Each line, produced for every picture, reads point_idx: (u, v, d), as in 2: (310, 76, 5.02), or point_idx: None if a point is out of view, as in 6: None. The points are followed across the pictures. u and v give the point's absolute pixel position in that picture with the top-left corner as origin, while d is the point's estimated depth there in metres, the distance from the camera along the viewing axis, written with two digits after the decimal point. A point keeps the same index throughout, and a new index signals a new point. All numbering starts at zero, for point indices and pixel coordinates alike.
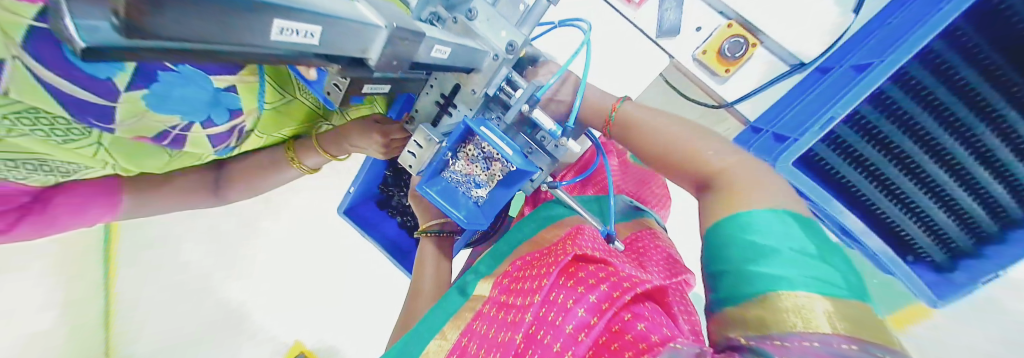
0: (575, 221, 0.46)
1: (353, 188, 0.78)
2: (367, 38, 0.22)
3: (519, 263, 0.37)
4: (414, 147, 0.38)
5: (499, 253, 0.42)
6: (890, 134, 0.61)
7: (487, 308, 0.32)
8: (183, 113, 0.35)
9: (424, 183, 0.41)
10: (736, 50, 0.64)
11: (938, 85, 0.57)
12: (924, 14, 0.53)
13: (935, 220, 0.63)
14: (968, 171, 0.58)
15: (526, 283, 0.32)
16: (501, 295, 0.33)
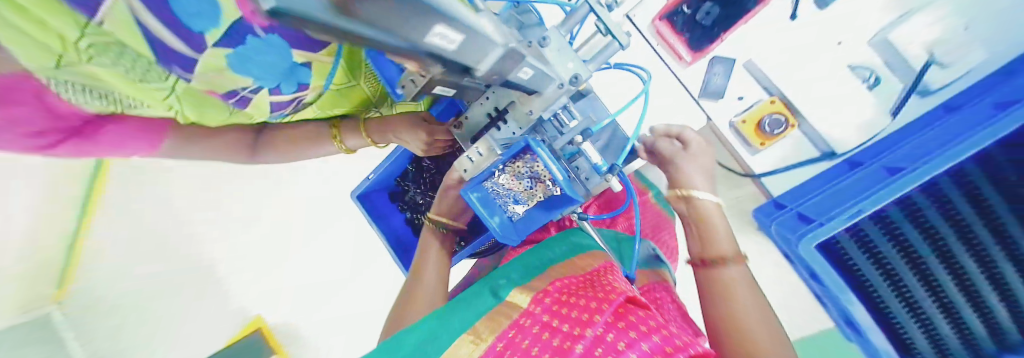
0: (601, 254, 0.50)
1: (372, 174, 0.78)
2: (485, 52, 0.21)
3: (560, 285, 0.41)
4: (473, 154, 0.39)
5: (530, 264, 0.46)
6: (911, 233, 0.49)
7: (528, 323, 0.35)
8: (257, 77, 0.35)
9: (468, 189, 0.39)
10: (776, 126, 0.60)
11: (964, 195, 0.46)
12: (972, 127, 0.46)
13: (937, 328, 0.52)
14: (996, 272, 0.46)
15: (572, 311, 0.35)
16: (543, 317, 0.36)
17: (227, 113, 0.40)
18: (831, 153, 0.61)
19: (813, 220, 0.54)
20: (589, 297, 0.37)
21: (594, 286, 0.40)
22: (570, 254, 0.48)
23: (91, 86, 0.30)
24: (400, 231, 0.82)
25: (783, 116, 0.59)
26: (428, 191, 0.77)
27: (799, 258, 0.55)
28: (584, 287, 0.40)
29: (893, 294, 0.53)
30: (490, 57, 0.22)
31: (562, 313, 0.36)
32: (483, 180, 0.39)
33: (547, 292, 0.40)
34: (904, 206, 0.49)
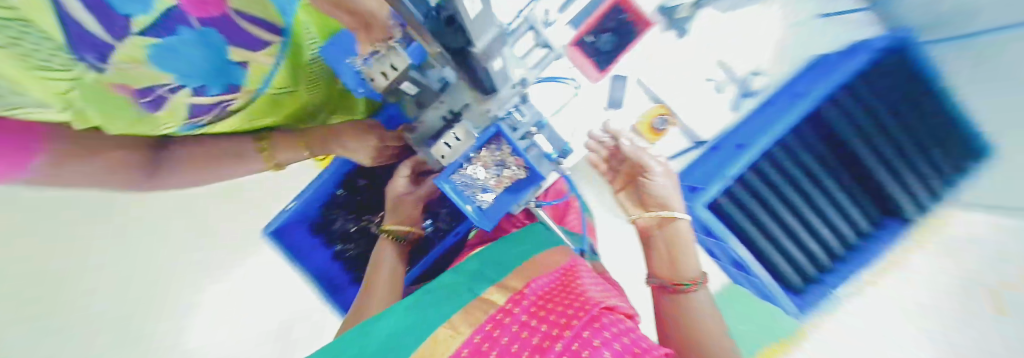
0: (557, 247, 0.60)
1: (289, 202, 0.63)
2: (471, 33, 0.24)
3: (535, 288, 0.47)
4: (450, 139, 0.41)
5: (500, 263, 0.55)
6: (781, 176, 0.62)
7: (506, 320, 0.41)
8: (181, 73, 0.31)
9: (442, 178, 0.42)
10: (663, 124, 0.72)
11: (851, 135, 0.63)
12: (807, 90, 0.65)
13: (791, 249, 0.64)
14: (801, 184, 0.63)
15: (551, 315, 0.41)
16: (520, 317, 0.41)
17: (138, 114, 0.32)
18: (701, 142, 0.75)
19: (702, 187, 0.64)
20: (562, 304, 0.43)
21: (566, 296, 0.45)
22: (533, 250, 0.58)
23: None
24: (330, 267, 0.68)
25: (669, 116, 0.72)
26: (365, 217, 0.67)
27: (698, 222, 0.65)
28: (556, 294, 0.46)
29: (774, 227, 0.64)
30: (487, 36, 0.29)
31: (537, 315, 0.41)
32: (453, 171, 0.42)
33: (523, 295, 0.45)
34: (778, 167, 0.62)
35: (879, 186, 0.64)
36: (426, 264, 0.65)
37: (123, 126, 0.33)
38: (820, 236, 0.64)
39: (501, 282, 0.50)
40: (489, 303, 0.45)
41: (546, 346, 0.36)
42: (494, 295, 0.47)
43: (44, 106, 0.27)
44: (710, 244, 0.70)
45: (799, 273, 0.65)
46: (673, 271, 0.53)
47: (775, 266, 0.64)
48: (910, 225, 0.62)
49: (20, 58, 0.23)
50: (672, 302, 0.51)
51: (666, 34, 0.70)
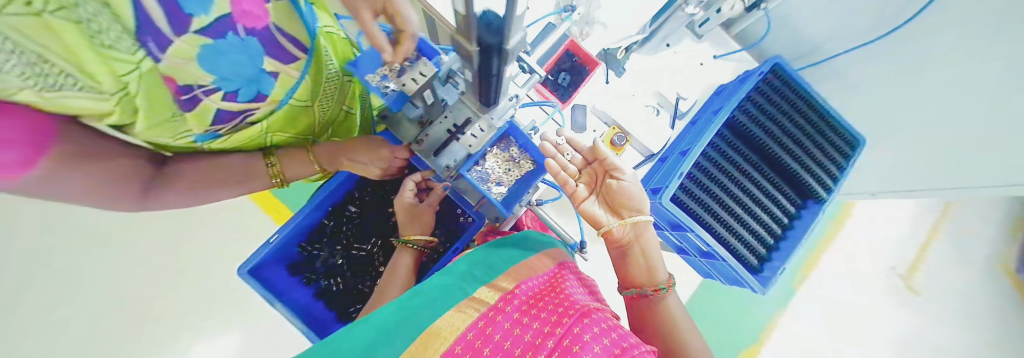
0: (557, 254, 0.63)
1: (271, 236, 0.60)
2: (509, 29, 0.29)
3: (525, 288, 0.46)
4: (477, 131, 0.50)
5: (497, 267, 0.53)
6: (714, 167, 0.74)
7: (498, 317, 0.39)
8: (222, 75, 0.34)
9: (464, 169, 0.54)
10: (620, 139, 0.82)
11: (762, 134, 0.75)
12: (726, 100, 0.79)
13: (742, 231, 0.72)
14: (733, 174, 0.74)
15: (541, 313, 0.40)
16: (512, 315, 0.40)
17: (173, 111, 0.35)
18: (650, 154, 0.87)
19: (660, 187, 0.73)
20: (551, 304, 0.42)
21: (553, 297, 0.44)
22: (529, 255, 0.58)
23: (40, 57, 0.23)
24: (311, 305, 0.64)
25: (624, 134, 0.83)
26: (353, 247, 0.66)
27: (665, 216, 0.72)
28: (544, 296, 0.45)
29: (726, 214, 0.72)
30: (515, 37, 0.32)
31: (529, 315, 0.40)
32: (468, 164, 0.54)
33: (514, 295, 0.43)
34: (709, 160, 0.74)
35: (796, 177, 0.75)
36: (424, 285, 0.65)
37: (161, 117, 0.35)
38: (762, 219, 0.74)
39: (491, 283, 0.48)
40: (478, 302, 0.43)
41: (540, 342, 0.35)
42: (482, 291, 0.46)
43: (95, 98, 0.29)
44: (679, 236, 0.78)
45: (753, 255, 0.72)
46: (647, 277, 0.63)
47: (734, 249, 0.71)
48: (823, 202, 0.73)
49: (90, 44, 0.25)
50: (650, 305, 0.62)
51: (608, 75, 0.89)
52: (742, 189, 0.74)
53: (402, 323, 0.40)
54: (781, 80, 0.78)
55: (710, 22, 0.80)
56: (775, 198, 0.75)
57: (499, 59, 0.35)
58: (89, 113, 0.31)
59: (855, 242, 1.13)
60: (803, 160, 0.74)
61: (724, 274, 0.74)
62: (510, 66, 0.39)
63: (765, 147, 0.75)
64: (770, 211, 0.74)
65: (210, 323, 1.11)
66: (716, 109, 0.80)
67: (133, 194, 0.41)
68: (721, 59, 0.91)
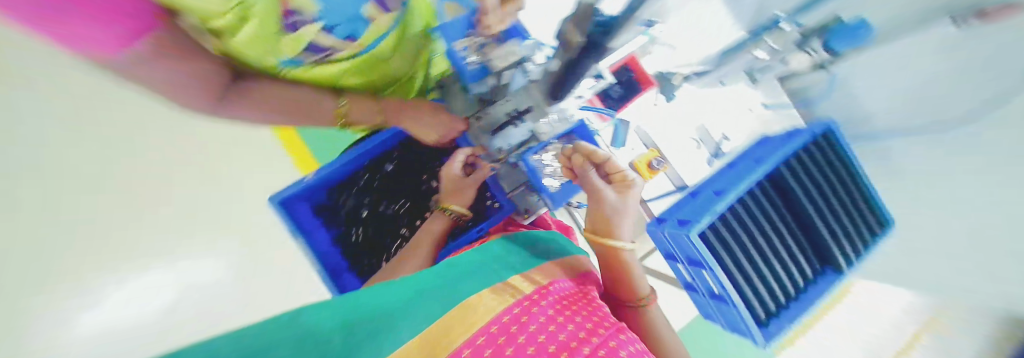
0: (580, 257, 0.59)
1: (309, 173, 0.62)
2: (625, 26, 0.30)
3: (559, 287, 0.47)
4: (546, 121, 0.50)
5: (526, 261, 0.53)
6: (745, 214, 0.75)
7: (533, 310, 0.40)
8: (323, 7, 0.40)
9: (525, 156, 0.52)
10: (659, 163, 0.84)
11: (800, 193, 0.76)
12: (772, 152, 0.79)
13: (759, 283, 0.73)
14: (762, 226, 0.75)
15: (576, 315, 0.41)
16: (547, 310, 0.41)
17: (277, 32, 0.43)
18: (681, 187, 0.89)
19: (689, 220, 0.74)
20: (584, 309, 0.43)
21: (585, 303, 0.45)
22: (556, 252, 0.58)
23: None
24: (327, 250, 0.66)
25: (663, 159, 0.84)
26: (381, 203, 0.67)
27: (688, 249, 0.73)
28: (578, 298, 0.45)
29: (747, 262, 0.73)
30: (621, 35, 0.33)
31: (563, 314, 0.41)
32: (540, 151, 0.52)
33: (548, 291, 0.45)
34: (742, 206, 0.75)
35: (821, 242, 0.76)
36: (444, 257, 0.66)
37: (267, 32, 0.43)
38: (779, 275, 0.74)
39: (525, 273, 0.49)
40: (513, 290, 0.44)
41: (575, 345, 0.36)
42: (516, 278, 0.47)
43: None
44: (693, 272, 0.79)
45: (763, 308, 0.73)
46: (627, 291, 0.51)
47: (747, 298, 0.71)
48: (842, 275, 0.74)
49: None
50: (635, 319, 0.51)
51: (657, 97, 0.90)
52: (767, 242, 0.74)
53: (439, 293, 0.43)
54: (829, 146, 0.78)
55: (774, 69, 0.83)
56: (797, 259, 0.76)
57: (596, 58, 0.36)
58: (213, 11, 0.38)
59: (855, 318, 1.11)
60: (835, 230, 0.74)
61: (729, 320, 0.75)
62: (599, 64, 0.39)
63: (799, 207, 0.76)
64: (788, 269, 0.75)
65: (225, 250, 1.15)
66: (758, 160, 0.81)
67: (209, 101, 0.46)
68: (772, 109, 0.91)
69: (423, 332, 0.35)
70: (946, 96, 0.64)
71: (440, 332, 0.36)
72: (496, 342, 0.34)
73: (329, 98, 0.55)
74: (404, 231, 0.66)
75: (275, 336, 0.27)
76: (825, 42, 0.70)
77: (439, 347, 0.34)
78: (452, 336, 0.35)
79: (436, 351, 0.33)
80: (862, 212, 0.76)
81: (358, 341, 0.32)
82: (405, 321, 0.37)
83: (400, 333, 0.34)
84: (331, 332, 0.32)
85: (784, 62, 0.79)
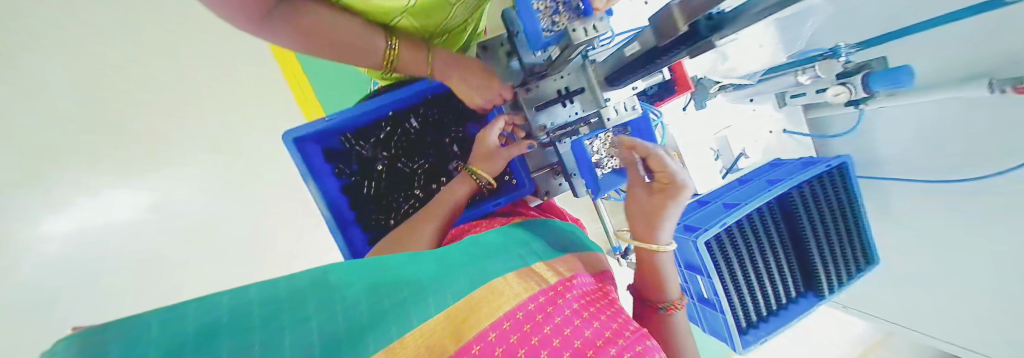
0: (598, 254, 0.59)
1: (331, 115, 0.57)
2: (740, 22, 0.29)
3: (583, 282, 0.46)
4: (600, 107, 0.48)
5: (550, 251, 0.52)
6: (749, 230, 0.76)
7: (559, 301, 0.39)
8: None
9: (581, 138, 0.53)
10: None
11: (805, 217, 0.77)
12: (787, 176, 0.80)
13: (748, 296, 0.76)
14: (762, 243, 0.77)
15: (600, 312, 0.40)
16: (572, 303, 0.40)
17: None
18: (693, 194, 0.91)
19: (698, 228, 0.74)
20: (607, 309, 0.42)
21: (607, 301, 0.44)
22: (575, 243, 0.58)
23: None
24: (336, 197, 0.63)
25: None
26: (399, 159, 0.66)
27: (691, 254, 0.74)
28: (600, 297, 0.44)
29: (742, 275, 0.75)
30: (727, 36, 0.32)
31: (588, 310, 0.40)
32: (591, 137, 0.53)
33: (573, 284, 0.44)
34: (749, 222, 0.76)
35: (811, 267, 0.79)
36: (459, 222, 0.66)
37: None
38: (767, 292, 0.78)
39: (549, 262, 0.49)
40: (539, 278, 0.43)
41: (601, 345, 0.33)
42: (541, 266, 0.46)
43: None
44: (688, 276, 0.82)
45: (746, 319, 0.77)
46: (658, 293, 0.51)
47: (735, 307, 0.75)
48: (822, 298, 0.78)
49: None
50: (663, 322, 0.50)
51: (687, 103, 0.88)
52: (764, 259, 0.77)
53: (466, 267, 0.43)
54: (841, 178, 0.77)
55: (802, 97, 0.80)
56: (786, 279, 0.79)
57: (688, 51, 0.34)
58: None
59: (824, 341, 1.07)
60: (827, 258, 0.77)
61: (713, 325, 0.79)
62: (685, 58, 0.36)
63: (802, 232, 0.78)
64: (776, 286, 0.79)
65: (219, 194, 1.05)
66: (772, 181, 0.81)
67: (247, 22, 0.36)
68: (787, 134, 0.93)
69: (449, 308, 0.34)
70: (968, 157, 0.66)
71: (468, 308, 0.35)
72: (521, 330, 0.33)
73: (380, 39, 0.48)
74: (418, 193, 0.65)
75: (286, 310, 0.29)
76: (865, 80, 0.65)
77: (464, 325, 0.33)
78: (478, 315, 0.34)
79: (461, 330, 0.32)
80: (855, 249, 0.78)
81: (380, 311, 0.32)
82: (433, 293, 0.36)
83: (427, 304, 0.34)
84: (357, 298, 0.33)
85: (814, 93, 0.76)
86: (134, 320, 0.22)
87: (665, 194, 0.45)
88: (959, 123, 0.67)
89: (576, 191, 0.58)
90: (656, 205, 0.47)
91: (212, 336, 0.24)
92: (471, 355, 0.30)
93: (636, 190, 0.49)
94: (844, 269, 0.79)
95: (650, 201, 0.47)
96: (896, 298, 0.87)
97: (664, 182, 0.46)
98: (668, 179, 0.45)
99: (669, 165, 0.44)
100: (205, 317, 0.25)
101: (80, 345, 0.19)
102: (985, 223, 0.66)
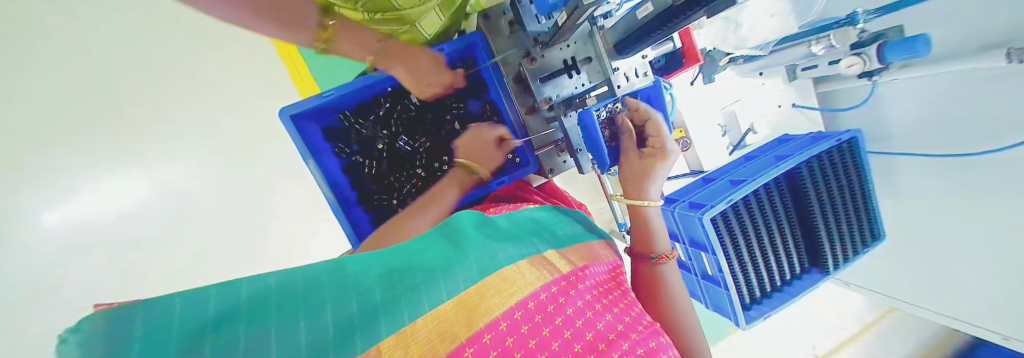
0: (606, 240, 0.57)
1: (328, 91, 0.56)
2: None
3: (595, 272, 0.43)
4: None
5: (561, 240, 0.50)
6: (754, 205, 0.75)
7: (572, 292, 0.36)
8: None
9: (586, 112, 0.49)
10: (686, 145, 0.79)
11: (811, 190, 0.76)
12: (797, 150, 0.78)
13: (753, 271, 0.76)
14: (767, 218, 0.76)
15: (613, 303, 0.38)
16: (586, 294, 0.37)
17: None
18: (699, 170, 0.93)
19: (704, 204, 0.73)
20: (620, 301, 0.40)
21: (620, 293, 0.41)
22: (582, 229, 0.56)
23: None
24: (336, 177, 0.62)
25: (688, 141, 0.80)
26: (400, 138, 0.65)
27: (698, 230, 0.73)
28: (612, 287, 0.42)
29: (747, 250, 0.75)
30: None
31: (601, 303, 0.37)
32: (601, 107, 0.50)
33: (586, 274, 0.41)
34: (755, 197, 0.75)
35: (817, 240, 0.79)
36: (463, 202, 0.65)
37: None
38: (770, 267, 0.78)
39: (561, 250, 0.46)
40: (553, 267, 0.40)
41: (613, 338, 0.33)
42: (553, 255, 0.43)
43: None
44: (692, 253, 0.82)
45: (749, 295, 0.77)
46: (647, 245, 0.51)
47: (738, 283, 0.75)
48: (827, 274, 0.79)
49: None
50: (650, 271, 0.50)
51: (695, 77, 0.86)
52: (769, 235, 0.77)
53: (478, 246, 0.39)
54: (850, 154, 0.75)
55: (814, 70, 0.77)
56: (790, 253, 0.79)
57: (703, 11, 0.32)
58: None
59: (824, 317, 1.08)
60: (832, 231, 0.77)
61: (718, 301, 0.79)
62: (702, 18, 0.34)
63: (809, 204, 0.77)
64: (781, 261, 0.78)
65: (217, 177, 1.01)
66: (778, 157, 0.79)
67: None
68: (797, 108, 0.91)
69: (462, 294, 0.31)
70: (970, 133, 0.66)
71: (480, 293, 0.32)
72: (532, 321, 0.31)
73: (310, 17, 0.43)
74: (420, 172, 0.65)
75: (302, 296, 0.28)
76: (880, 50, 0.62)
77: (476, 311, 0.30)
78: (489, 301, 0.31)
79: (472, 315, 0.29)
80: (862, 225, 0.78)
81: (393, 295, 0.30)
82: (444, 277, 0.32)
83: (439, 289, 0.31)
84: (371, 285, 0.31)
85: (827, 65, 0.73)
86: (160, 301, 0.22)
87: (657, 157, 0.49)
88: (966, 96, 0.66)
89: (582, 167, 0.56)
90: (647, 167, 0.49)
91: (230, 323, 0.23)
92: (482, 345, 0.27)
93: (627, 154, 0.52)
94: (850, 245, 0.78)
95: (642, 165, 0.50)
96: (897, 272, 0.86)
97: (655, 147, 0.49)
98: (660, 142, 0.49)
99: (663, 132, 0.49)
100: (225, 303, 0.24)
101: (105, 326, 0.19)
102: (988, 194, 0.65)
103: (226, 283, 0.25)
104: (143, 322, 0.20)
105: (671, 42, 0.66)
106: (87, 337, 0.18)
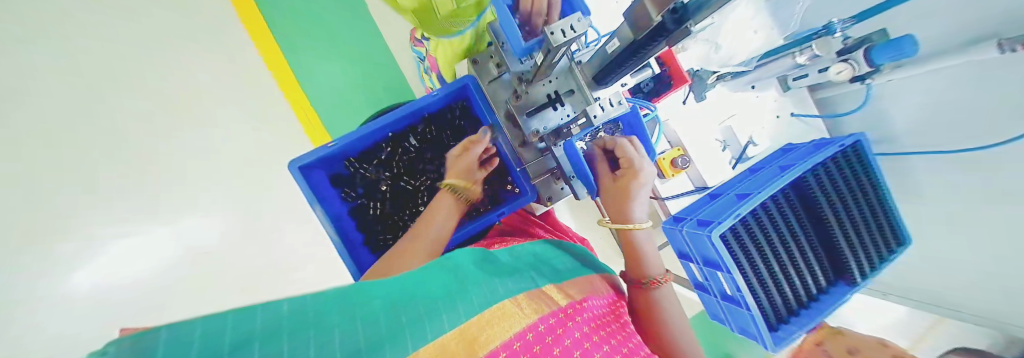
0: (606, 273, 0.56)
1: (333, 141, 0.60)
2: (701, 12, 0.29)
3: (593, 306, 0.41)
4: (605, 104, 0.47)
5: (562, 272, 0.50)
6: (763, 217, 0.73)
7: (569, 323, 0.36)
8: None
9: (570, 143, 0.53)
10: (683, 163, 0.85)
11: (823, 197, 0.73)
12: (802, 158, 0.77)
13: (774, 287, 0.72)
14: (780, 230, 0.74)
15: (609, 336, 0.37)
16: (584, 326, 0.37)
17: None
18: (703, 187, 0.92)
19: (711, 220, 0.72)
20: (617, 334, 0.39)
21: (616, 327, 0.40)
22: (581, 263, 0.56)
23: None
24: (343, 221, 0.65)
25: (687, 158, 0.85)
26: (401, 178, 0.68)
27: (709, 250, 0.71)
28: (611, 320, 0.41)
29: (764, 265, 0.71)
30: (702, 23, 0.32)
31: (599, 334, 0.37)
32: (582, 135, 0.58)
33: (584, 307, 0.40)
34: (764, 208, 0.74)
35: (839, 251, 0.75)
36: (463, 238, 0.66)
37: None
38: (791, 281, 0.74)
39: (560, 285, 0.45)
40: (549, 300, 0.39)
41: None
42: (552, 289, 0.43)
43: None
44: (707, 273, 0.78)
45: (773, 313, 0.73)
46: (638, 270, 0.52)
47: (760, 301, 0.71)
48: (856, 287, 0.74)
49: None
50: (647, 298, 0.50)
51: (687, 96, 0.89)
52: (784, 246, 0.74)
53: (478, 281, 0.39)
54: (857, 158, 0.73)
55: (806, 78, 0.76)
56: (810, 265, 0.75)
57: (666, 42, 0.35)
58: None
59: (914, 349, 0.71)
60: (852, 240, 0.73)
61: (743, 324, 0.75)
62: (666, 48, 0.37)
63: (824, 213, 0.74)
64: (801, 275, 0.75)
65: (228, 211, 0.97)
66: (783, 167, 0.78)
67: None
68: (795, 117, 0.90)
69: (462, 325, 0.31)
70: (976, 124, 0.64)
71: (482, 324, 0.32)
72: (531, 351, 0.31)
73: None
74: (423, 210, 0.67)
75: (313, 325, 0.27)
76: (868, 52, 0.62)
77: (476, 342, 0.30)
78: (490, 332, 0.31)
79: (473, 347, 0.29)
80: (882, 229, 0.74)
81: (398, 327, 0.30)
82: (447, 310, 0.33)
83: (442, 320, 0.31)
84: (378, 313, 0.31)
85: (817, 73, 0.72)
86: (185, 324, 0.21)
87: (626, 178, 0.53)
88: (972, 86, 0.64)
89: (577, 193, 0.58)
90: (621, 189, 0.54)
91: (246, 347, 0.22)
92: None
93: (603, 182, 0.57)
94: (874, 251, 0.74)
95: (616, 190, 0.55)
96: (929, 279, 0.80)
97: (626, 168, 0.54)
98: (628, 163, 0.54)
99: (629, 153, 0.54)
100: (240, 326, 0.23)
101: (128, 347, 0.18)
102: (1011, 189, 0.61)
103: (242, 307, 0.25)
104: (169, 340, 0.19)
105: (649, 67, 0.70)
106: (119, 348, 0.17)
